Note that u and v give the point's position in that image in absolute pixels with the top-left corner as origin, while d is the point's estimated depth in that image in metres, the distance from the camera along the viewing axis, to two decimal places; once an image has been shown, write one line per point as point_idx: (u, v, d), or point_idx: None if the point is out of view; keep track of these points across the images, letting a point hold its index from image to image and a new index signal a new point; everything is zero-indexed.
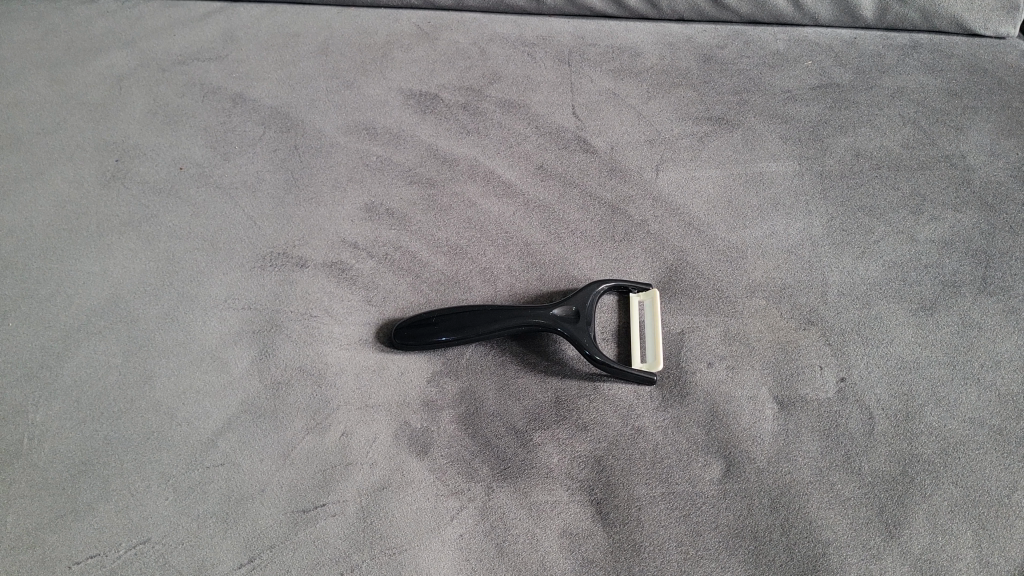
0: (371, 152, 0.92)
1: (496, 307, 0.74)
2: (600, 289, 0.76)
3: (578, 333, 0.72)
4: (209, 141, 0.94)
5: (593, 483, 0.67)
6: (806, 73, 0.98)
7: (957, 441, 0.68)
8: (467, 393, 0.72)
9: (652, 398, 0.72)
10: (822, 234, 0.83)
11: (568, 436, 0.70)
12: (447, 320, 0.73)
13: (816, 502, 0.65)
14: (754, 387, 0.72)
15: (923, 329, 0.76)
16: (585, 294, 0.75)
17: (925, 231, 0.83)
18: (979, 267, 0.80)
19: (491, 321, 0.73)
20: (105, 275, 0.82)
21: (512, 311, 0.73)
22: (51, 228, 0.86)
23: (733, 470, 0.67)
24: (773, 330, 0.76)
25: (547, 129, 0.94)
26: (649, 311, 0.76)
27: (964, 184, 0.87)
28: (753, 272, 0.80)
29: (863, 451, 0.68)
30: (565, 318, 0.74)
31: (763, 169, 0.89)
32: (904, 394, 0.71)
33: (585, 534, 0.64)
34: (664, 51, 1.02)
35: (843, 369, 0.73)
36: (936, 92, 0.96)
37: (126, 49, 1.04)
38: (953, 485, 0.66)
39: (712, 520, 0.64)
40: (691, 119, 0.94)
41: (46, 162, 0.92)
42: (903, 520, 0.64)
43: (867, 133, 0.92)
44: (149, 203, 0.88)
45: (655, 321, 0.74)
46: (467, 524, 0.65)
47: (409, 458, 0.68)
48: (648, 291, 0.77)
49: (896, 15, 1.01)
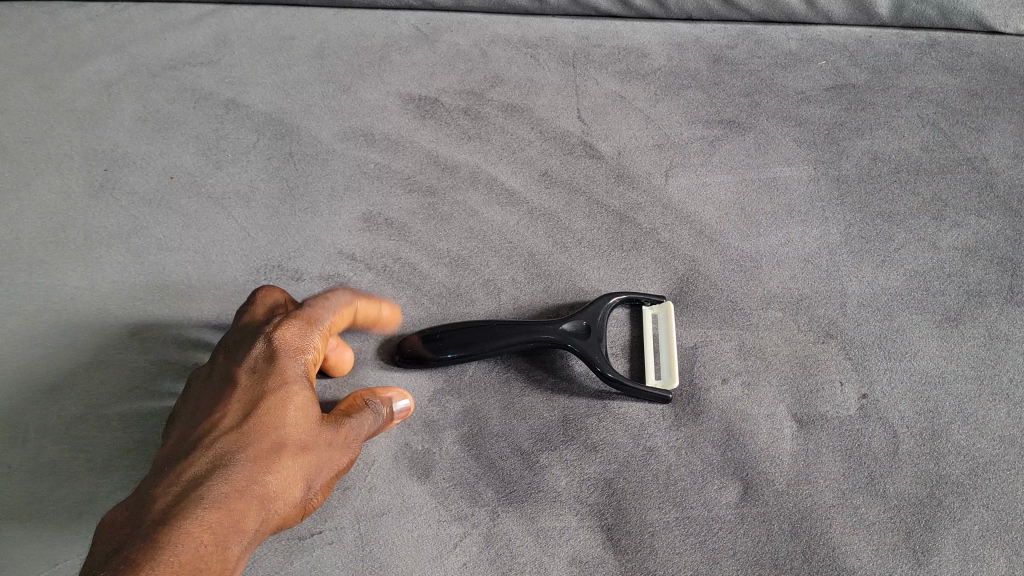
0: (369, 159, 0.88)
1: (502, 322, 0.71)
2: (613, 302, 0.73)
3: (589, 350, 0.69)
4: (201, 149, 0.90)
5: (603, 507, 0.65)
6: (819, 73, 0.95)
7: (986, 461, 0.66)
8: (470, 412, 0.70)
9: (665, 417, 0.69)
10: (840, 242, 0.79)
11: (575, 457, 0.67)
12: (452, 335, 0.70)
13: (839, 527, 0.63)
14: (771, 404, 0.69)
15: (949, 342, 0.73)
16: (596, 309, 0.72)
17: (947, 238, 0.80)
18: (1005, 276, 0.77)
19: (498, 337, 0.69)
20: (92, 289, 0.79)
21: (519, 326, 0.70)
22: (37, 241, 0.83)
23: (750, 493, 0.65)
24: (790, 344, 0.73)
25: (551, 133, 0.90)
26: (663, 324, 0.72)
27: (988, 188, 0.83)
28: (769, 283, 0.77)
29: (887, 471, 0.66)
30: (575, 334, 0.70)
31: (776, 174, 0.85)
32: (929, 411, 0.69)
33: (596, 562, 0.62)
34: (672, 52, 0.98)
35: (865, 384, 0.70)
36: (956, 91, 0.92)
37: (115, 54, 1.00)
38: (983, 507, 0.64)
39: (729, 547, 0.62)
40: (701, 123, 0.90)
41: (32, 173, 0.88)
42: (932, 546, 0.62)
43: (885, 136, 0.88)
44: (138, 214, 0.85)
45: (670, 337, 0.71)
46: (471, 552, 0.63)
47: (411, 482, 0.66)
48: (661, 304, 0.74)
49: (913, 12, 0.97)
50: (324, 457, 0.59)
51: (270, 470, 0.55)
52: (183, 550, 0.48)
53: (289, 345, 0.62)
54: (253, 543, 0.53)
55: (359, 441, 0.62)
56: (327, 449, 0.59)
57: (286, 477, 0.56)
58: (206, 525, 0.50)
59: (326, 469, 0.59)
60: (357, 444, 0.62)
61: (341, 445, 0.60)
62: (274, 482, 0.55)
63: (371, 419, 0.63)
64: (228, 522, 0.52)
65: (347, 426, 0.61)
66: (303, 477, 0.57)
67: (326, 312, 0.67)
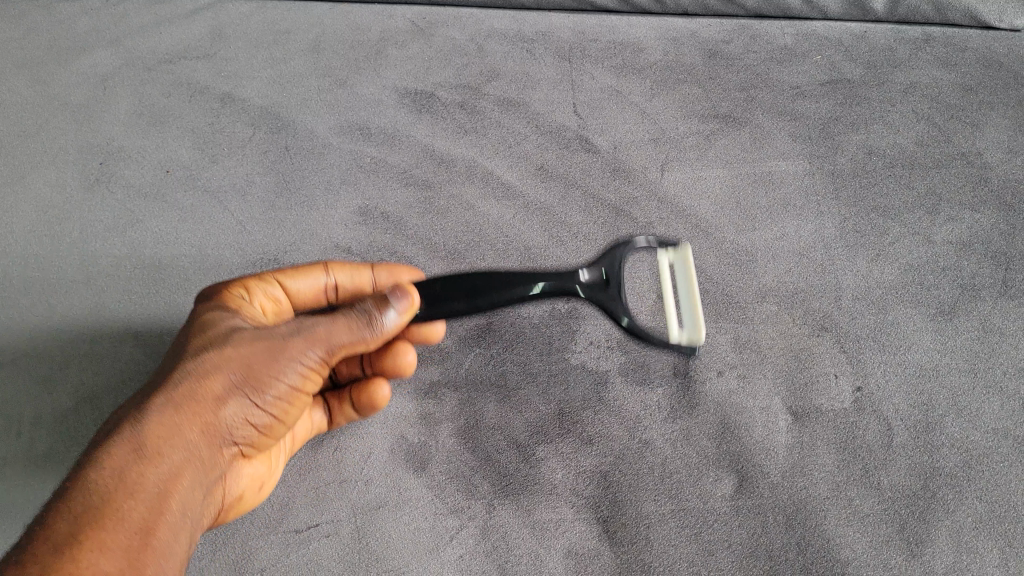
0: (365, 153, 0.88)
1: (513, 270, 0.62)
2: (629, 250, 0.66)
3: (611, 304, 0.64)
4: (197, 143, 0.90)
5: (599, 500, 0.65)
6: (815, 68, 0.95)
7: (980, 454, 0.67)
8: (466, 406, 0.70)
9: (660, 409, 0.69)
10: (835, 236, 0.80)
11: (571, 450, 0.67)
12: (455, 286, 0.61)
13: (833, 519, 0.63)
14: (766, 397, 0.70)
15: (942, 335, 0.73)
16: (613, 255, 0.65)
17: (942, 232, 0.80)
18: (999, 270, 0.77)
19: (510, 288, 0.61)
20: (88, 282, 0.79)
21: (534, 276, 0.62)
22: (33, 234, 0.83)
23: (745, 485, 0.65)
24: (785, 337, 0.73)
25: (547, 128, 0.90)
26: (682, 275, 0.65)
27: (982, 182, 0.84)
28: (764, 277, 0.77)
29: (882, 464, 0.66)
30: (596, 286, 0.64)
31: (772, 168, 0.85)
32: (923, 404, 0.69)
33: (592, 554, 0.63)
34: (668, 46, 0.98)
35: (860, 377, 0.71)
36: (950, 86, 0.92)
37: (111, 48, 0.99)
38: (977, 499, 0.64)
39: (724, 539, 0.63)
40: (697, 117, 0.90)
41: (27, 166, 0.88)
42: (926, 539, 0.62)
43: (880, 131, 0.88)
44: (134, 208, 0.85)
45: (689, 289, 0.64)
46: (467, 544, 0.63)
47: (408, 475, 0.66)
48: (679, 248, 0.66)
49: (908, 7, 0.97)
50: (260, 358, 0.55)
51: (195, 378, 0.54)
52: (92, 474, 0.49)
53: (229, 292, 0.65)
54: (181, 451, 0.52)
55: (309, 336, 0.56)
56: (262, 349, 0.55)
57: (207, 386, 0.54)
58: (117, 448, 0.50)
59: (267, 367, 0.55)
60: (306, 338, 0.56)
61: (279, 343, 0.56)
62: (194, 394, 0.53)
63: (323, 317, 0.58)
64: (139, 440, 0.51)
65: (286, 326, 0.57)
66: (232, 383, 0.54)
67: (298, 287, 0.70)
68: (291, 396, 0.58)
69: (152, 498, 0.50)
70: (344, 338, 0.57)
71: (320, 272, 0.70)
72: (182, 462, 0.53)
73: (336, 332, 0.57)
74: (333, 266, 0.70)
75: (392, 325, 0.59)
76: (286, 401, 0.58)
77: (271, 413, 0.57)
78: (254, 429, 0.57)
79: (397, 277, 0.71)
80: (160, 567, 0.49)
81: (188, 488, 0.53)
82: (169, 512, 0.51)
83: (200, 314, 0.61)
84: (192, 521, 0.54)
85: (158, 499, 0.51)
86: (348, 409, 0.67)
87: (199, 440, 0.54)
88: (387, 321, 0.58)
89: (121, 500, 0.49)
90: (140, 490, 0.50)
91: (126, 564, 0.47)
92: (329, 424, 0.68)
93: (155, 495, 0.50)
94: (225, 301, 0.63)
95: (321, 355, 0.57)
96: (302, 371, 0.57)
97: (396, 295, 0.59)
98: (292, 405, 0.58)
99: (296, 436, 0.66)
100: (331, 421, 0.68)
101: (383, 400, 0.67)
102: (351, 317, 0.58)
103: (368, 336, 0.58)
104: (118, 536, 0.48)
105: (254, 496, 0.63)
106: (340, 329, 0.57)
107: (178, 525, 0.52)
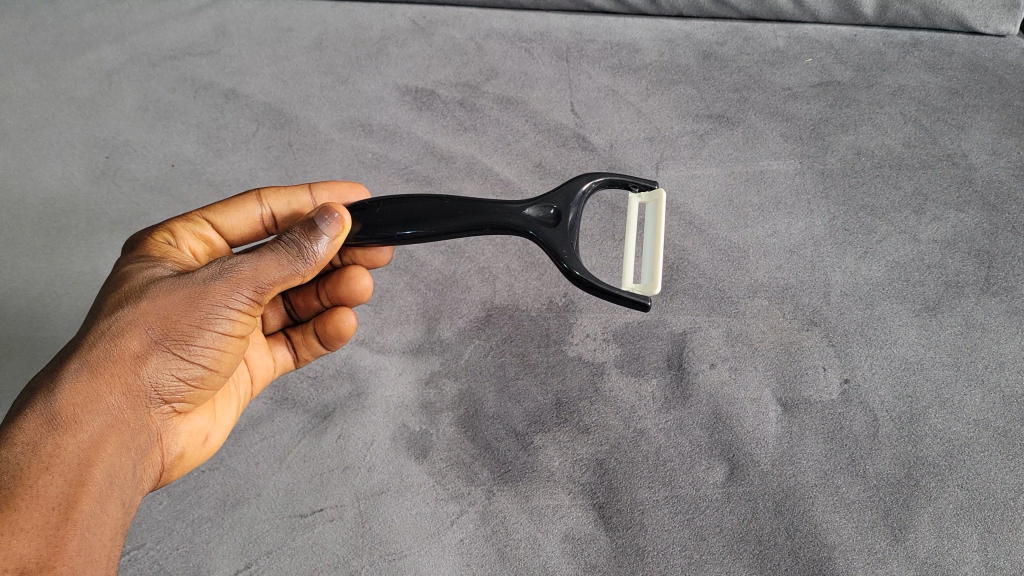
0: (366, 149, 0.90)
1: (455, 198, 0.58)
2: (587, 188, 0.58)
3: (555, 242, 0.56)
4: (201, 137, 0.91)
5: (596, 487, 0.67)
6: (807, 70, 0.97)
7: (962, 444, 0.69)
8: (467, 395, 0.72)
9: (655, 398, 0.71)
10: (824, 234, 0.82)
11: (569, 438, 0.70)
12: (393, 213, 0.58)
13: (820, 505, 0.66)
14: (757, 389, 0.72)
15: (927, 330, 0.76)
16: (566, 190, 0.58)
17: (927, 231, 0.83)
18: (982, 268, 0.80)
19: (448, 217, 0.57)
20: (96, 273, 0.80)
21: (474, 206, 0.57)
22: (40, 226, 0.84)
23: (736, 472, 0.67)
24: (775, 331, 0.75)
25: (545, 126, 0.92)
26: (652, 219, 0.57)
27: (967, 184, 0.86)
28: (755, 272, 0.79)
29: (867, 454, 0.68)
30: (541, 221, 0.57)
31: (764, 167, 0.87)
32: (908, 396, 0.72)
33: (588, 539, 0.65)
34: (663, 48, 1.00)
35: (848, 370, 0.73)
36: (937, 90, 0.95)
37: (116, 43, 1.00)
38: (959, 487, 0.67)
39: (715, 524, 0.65)
40: (691, 117, 0.92)
41: (34, 159, 0.89)
42: (909, 524, 0.65)
43: (868, 132, 0.91)
44: (140, 201, 0.86)
45: (654, 229, 0.56)
46: (467, 529, 0.65)
47: (409, 462, 0.68)
48: (654, 192, 0.58)
49: (897, 11, 1.00)
50: (180, 308, 0.53)
51: (110, 338, 0.53)
52: (4, 452, 0.48)
53: (155, 239, 0.62)
54: (100, 413, 0.52)
55: (231, 278, 0.54)
56: (181, 298, 0.54)
57: (124, 346, 0.53)
58: (28, 423, 0.50)
59: (187, 316, 0.54)
60: (228, 282, 0.54)
61: (200, 289, 0.54)
62: (110, 356, 0.53)
63: (247, 254, 0.54)
64: (53, 411, 0.51)
65: (205, 270, 0.55)
66: (151, 340, 0.53)
67: (227, 220, 0.69)
68: (222, 344, 0.56)
69: (70, 469, 0.49)
70: (272, 274, 0.54)
71: (255, 203, 0.69)
72: (105, 427, 0.52)
73: (262, 270, 0.54)
74: (267, 195, 0.69)
75: (327, 251, 0.56)
76: (216, 349, 0.56)
77: (202, 365, 0.56)
78: (185, 383, 0.56)
79: (340, 196, 0.71)
80: (87, 539, 0.49)
81: (114, 453, 0.53)
82: (94, 481, 0.51)
83: (121, 266, 0.58)
84: (125, 486, 0.53)
85: (76, 471, 0.50)
86: (313, 344, 0.71)
87: (121, 402, 0.53)
88: (320, 248, 0.55)
89: (38, 470, 0.48)
90: (58, 463, 0.49)
91: (46, 544, 0.47)
92: (295, 360, 0.72)
93: (74, 467, 0.50)
94: (148, 250, 0.61)
95: (247, 296, 0.55)
96: (229, 316, 0.55)
97: (324, 219, 0.55)
98: (226, 353, 0.57)
99: (262, 375, 0.69)
100: (296, 356, 0.71)
101: (350, 327, 0.69)
102: (278, 250, 0.54)
103: (301, 268, 0.55)
104: (35, 517, 0.47)
105: (199, 451, 0.62)
106: (265, 268, 0.54)
107: (104, 493, 0.51)
